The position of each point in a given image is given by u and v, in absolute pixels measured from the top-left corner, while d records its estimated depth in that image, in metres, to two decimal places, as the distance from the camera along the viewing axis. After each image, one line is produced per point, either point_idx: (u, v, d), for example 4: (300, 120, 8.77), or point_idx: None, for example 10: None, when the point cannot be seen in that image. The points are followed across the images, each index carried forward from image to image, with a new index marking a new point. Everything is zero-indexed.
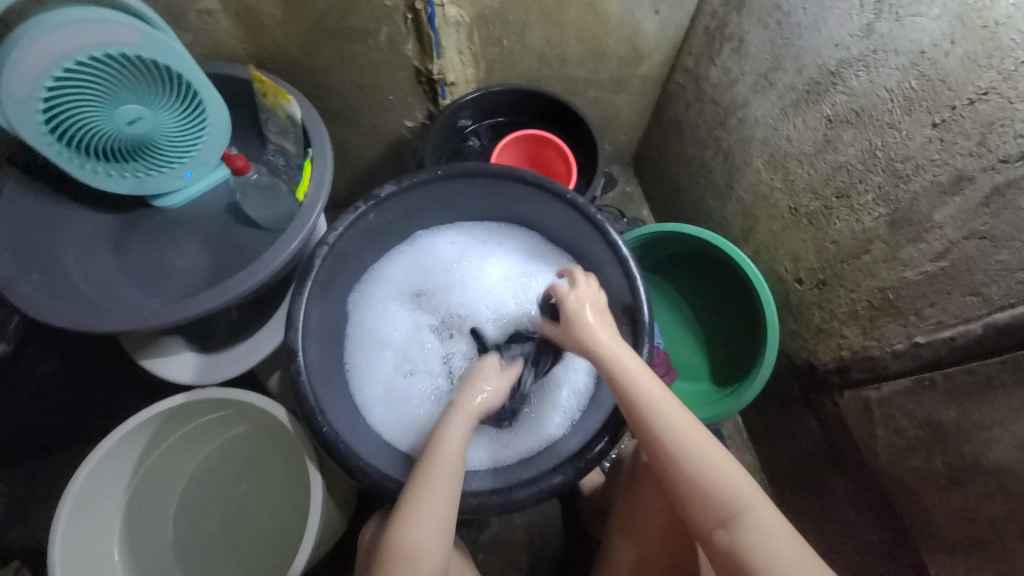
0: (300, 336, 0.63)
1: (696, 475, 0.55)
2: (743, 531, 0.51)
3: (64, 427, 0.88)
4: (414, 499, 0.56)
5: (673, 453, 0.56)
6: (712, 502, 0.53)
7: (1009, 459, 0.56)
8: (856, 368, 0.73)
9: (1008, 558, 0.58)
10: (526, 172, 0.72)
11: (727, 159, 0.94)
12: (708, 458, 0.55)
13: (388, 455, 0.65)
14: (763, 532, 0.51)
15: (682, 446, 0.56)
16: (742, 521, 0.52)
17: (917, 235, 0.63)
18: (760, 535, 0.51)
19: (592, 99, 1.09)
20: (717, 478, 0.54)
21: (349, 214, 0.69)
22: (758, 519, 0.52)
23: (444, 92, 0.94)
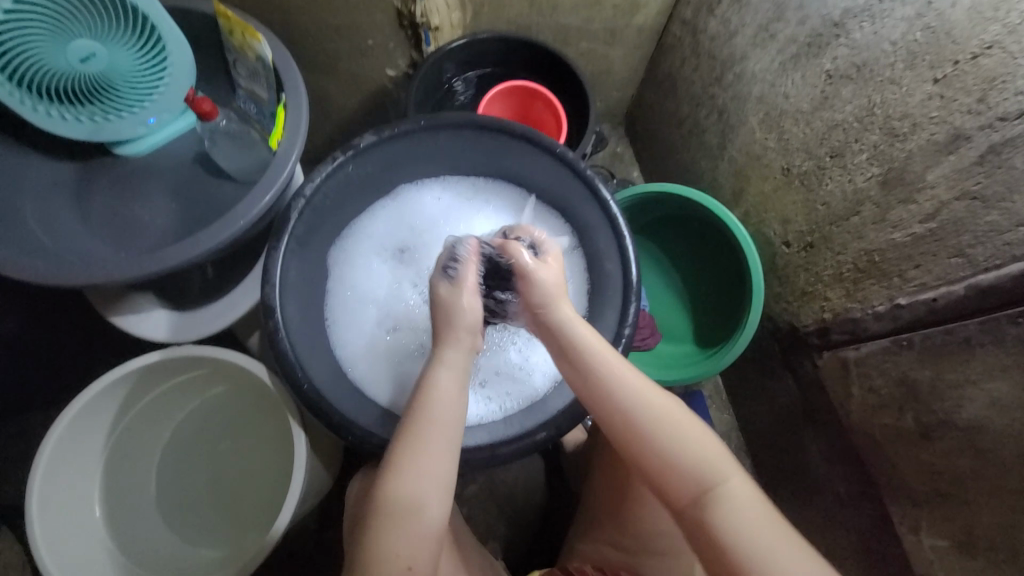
0: (277, 292, 0.61)
1: (666, 454, 0.54)
2: (715, 509, 0.51)
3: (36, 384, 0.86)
4: (403, 477, 0.51)
5: (640, 440, 0.55)
6: (685, 479, 0.53)
7: (980, 415, 0.58)
8: (836, 329, 0.74)
9: (969, 508, 0.61)
10: (515, 124, 0.69)
11: (721, 118, 0.91)
12: (695, 439, 0.54)
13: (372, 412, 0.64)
14: (742, 510, 0.50)
15: (654, 430, 0.54)
16: (715, 498, 0.51)
17: (909, 196, 0.62)
18: (735, 513, 0.50)
19: (585, 51, 1.03)
20: (697, 455, 0.53)
21: (326, 163, 0.66)
22: (734, 495, 0.51)
23: (428, 38, 0.88)
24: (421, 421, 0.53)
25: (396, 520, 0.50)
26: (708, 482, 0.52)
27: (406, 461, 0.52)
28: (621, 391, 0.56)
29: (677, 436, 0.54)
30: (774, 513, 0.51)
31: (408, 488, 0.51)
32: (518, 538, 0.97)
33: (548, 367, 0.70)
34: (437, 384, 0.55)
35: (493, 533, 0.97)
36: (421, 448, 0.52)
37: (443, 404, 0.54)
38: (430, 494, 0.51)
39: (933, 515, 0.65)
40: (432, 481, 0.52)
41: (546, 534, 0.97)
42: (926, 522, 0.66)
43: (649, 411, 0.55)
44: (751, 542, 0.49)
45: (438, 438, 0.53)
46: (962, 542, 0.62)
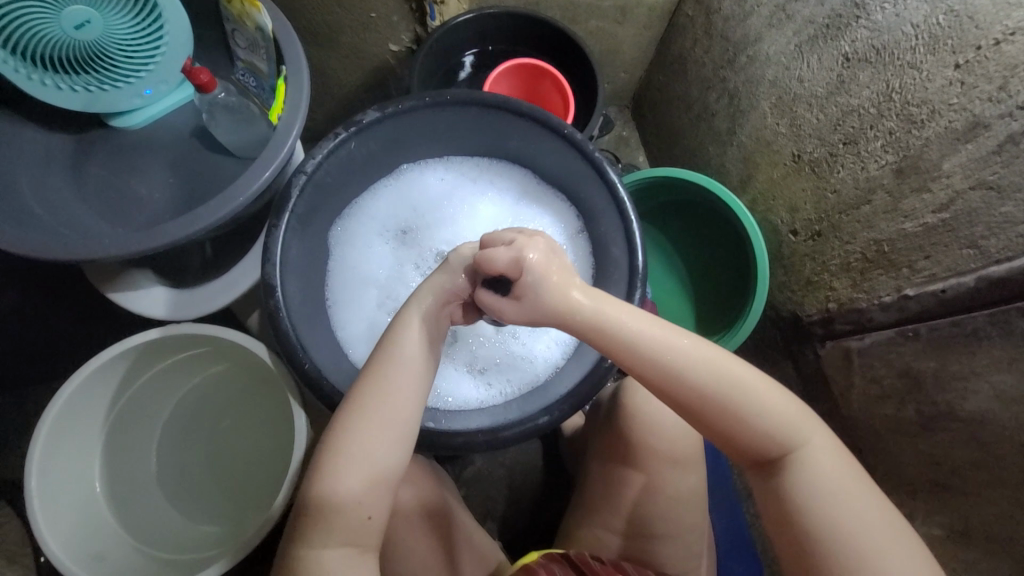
0: (278, 271, 0.60)
1: (745, 426, 0.48)
2: (797, 471, 0.48)
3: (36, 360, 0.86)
4: (358, 424, 0.49)
5: (713, 415, 0.48)
6: (763, 445, 0.49)
7: (983, 407, 0.58)
8: (840, 320, 0.73)
9: (966, 499, 0.62)
10: (522, 103, 0.67)
11: (732, 102, 0.89)
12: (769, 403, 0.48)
13: None
14: (822, 473, 0.47)
15: (727, 401, 0.48)
16: (796, 460, 0.48)
17: (923, 185, 0.61)
18: (820, 475, 0.47)
19: (594, 29, 1.00)
20: (773, 421, 0.48)
21: (328, 140, 0.64)
22: (817, 456, 0.48)
23: (433, 12, 0.85)
24: (383, 370, 0.51)
25: (349, 468, 0.48)
26: (788, 445, 0.48)
27: (363, 409, 0.49)
28: (692, 362, 0.48)
29: (757, 404, 0.48)
30: (855, 471, 0.48)
31: (363, 436, 0.49)
32: (515, 519, 0.98)
33: (550, 354, 0.70)
34: (404, 334, 0.52)
35: (491, 514, 0.98)
36: (378, 397, 0.50)
37: (407, 354, 0.52)
38: (384, 444, 0.49)
39: (930, 505, 0.66)
40: (387, 435, 0.49)
41: (544, 516, 0.98)
42: (923, 511, 0.67)
43: (723, 380, 0.48)
44: (841, 505, 0.46)
45: (398, 388, 0.50)
46: (959, 531, 0.63)
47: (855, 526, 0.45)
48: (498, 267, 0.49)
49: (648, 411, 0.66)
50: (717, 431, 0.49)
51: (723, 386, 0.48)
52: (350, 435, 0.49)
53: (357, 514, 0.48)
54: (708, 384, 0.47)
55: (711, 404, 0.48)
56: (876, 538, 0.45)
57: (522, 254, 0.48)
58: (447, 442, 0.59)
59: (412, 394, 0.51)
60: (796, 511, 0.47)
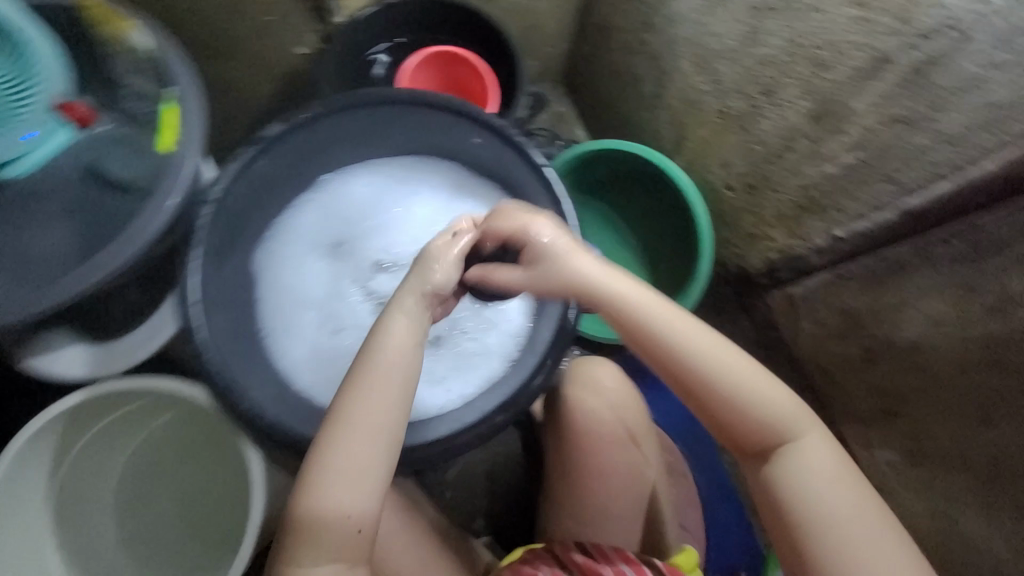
0: (197, 310, 0.56)
1: (735, 411, 0.51)
2: (785, 460, 0.50)
3: None
4: (342, 435, 0.47)
5: (708, 399, 0.51)
6: (754, 435, 0.51)
7: (919, 335, 0.60)
8: (784, 267, 0.73)
9: (915, 423, 0.64)
10: (434, 95, 0.65)
11: (655, 64, 0.88)
12: (767, 395, 0.51)
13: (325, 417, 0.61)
14: (811, 469, 0.49)
15: (719, 386, 0.51)
16: (786, 449, 0.51)
17: (838, 127, 0.62)
18: (811, 468, 0.49)
19: (510, 6, 0.97)
20: (767, 413, 0.51)
21: (234, 160, 0.60)
22: (808, 448, 0.50)
23: (334, 7, 0.83)
24: (366, 377, 0.49)
25: (333, 481, 0.47)
26: (782, 435, 0.51)
27: (345, 414, 0.48)
28: (695, 349, 0.51)
29: (754, 393, 0.50)
30: (846, 467, 0.50)
31: (347, 446, 0.47)
32: (501, 514, 0.98)
33: (504, 347, 0.69)
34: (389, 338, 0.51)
35: (477, 512, 0.97)
36: (361, 404, 0.48)
37: (389, 359, 0.50)
38: (368, 453, 0.47)
39: (885, 433, 0.68)
40: (370, 441, 0.48)
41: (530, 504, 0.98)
42: (878, 439, 0.69)
43: (724, 368, 0.50)
44: (826, 496, 0.48)
45: (381, 394, 0.49)
46: (913, 454, 0.66)
47: (838, 517, 0.47)
48: (505, 232, 0.56)
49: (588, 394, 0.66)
50: (709, 414, 0.51)
51: (724, 372, 0.50)
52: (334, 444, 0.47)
53: (344, 526, 0.47)
54: (707, 370, 0.50)
55: (706, 389, 0.50)
56: (856, 531, 0.47)
57: (532, 226, 0.56)
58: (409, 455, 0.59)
59: (394, 399, 0.49)
60: (781, 504, 0.50)
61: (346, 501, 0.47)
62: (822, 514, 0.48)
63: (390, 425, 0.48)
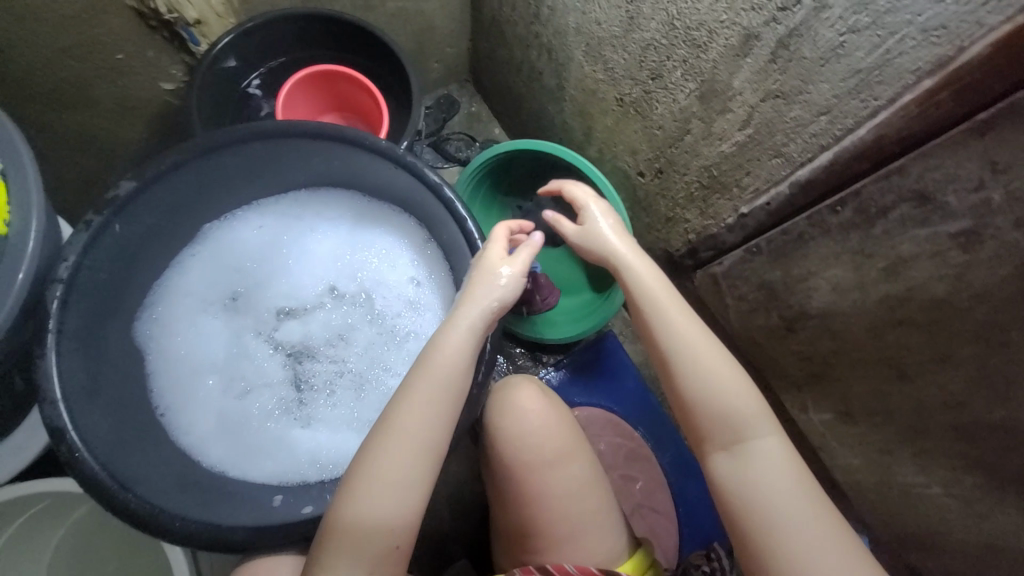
0: (63, 409, 0.48)
1: (708, 399, 0.51)
2: (749, 458, 0.49)
3: None
4: (393, 438, 0.49)
5: (683, 374, 0.52)
6: (721, 430, 0.51)
7: (827, 302, 0.61)
8: (703, 247, 0.74)
9: (840, 385, 0.66)
10: (309, 123, 0.58)
11: (551, 57, 0.86)
12: (734, 389, 0.51)
13: (252, 485, 0.57)
14: (770, 470, 0.49)
15: (686, 369, 0.52)
16: (751, 450, 0.50)
17: (724, 105, 0.60)
18: (771, 467, 0.49)
19: (395, 11, 0.92)
20: (731, 413, 0.51)
21: (74, 236, 0.51)
22: (771, 451, 0.49)
23: (193, 36, 0.74)
24: (424, 380, 0.51)
25: (374, 484, 0.48)
26: (746, 431, 0.50)
27: (395, 419, 0.50)
28: (676, 329, 0.54)
29: (725, 382, 0.51)
30: (805, 473, 0.49)
31: (392, 452, 0.49)
32: None
33: None
34: (443, 343, 0.52)
35: None
36: (416, 406, 0.50)
37: (446, 364, 0.51)
38: (415, 458, 0.49)
39: (816, 395, 0.70)
40: (412, 450, 0.49)
41: None
42: (811, 400, 0.72)
43: (704, 354, 0.53)
44: (784, 494, 0.47)
45: (431, 397, 0.51)
46: (843, 412, 0.68)
47: (791, 519, 0.46)
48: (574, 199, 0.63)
49: (508, 424, 0.63)
50: (684, 399, 0.52)
51: (703, 356, 0.53)
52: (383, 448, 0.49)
53: (379, 533, 0.47)
54: (691, 349, 0.53)
55: (684, 368, 0.52)
56: (810, 537, 0.46)
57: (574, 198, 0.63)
58: None
59: (446, 402, 0.51)
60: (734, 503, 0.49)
61: (392, 507, 0.48)
62: (771, 516, 0.47)
63: (436, 431, 0.50)
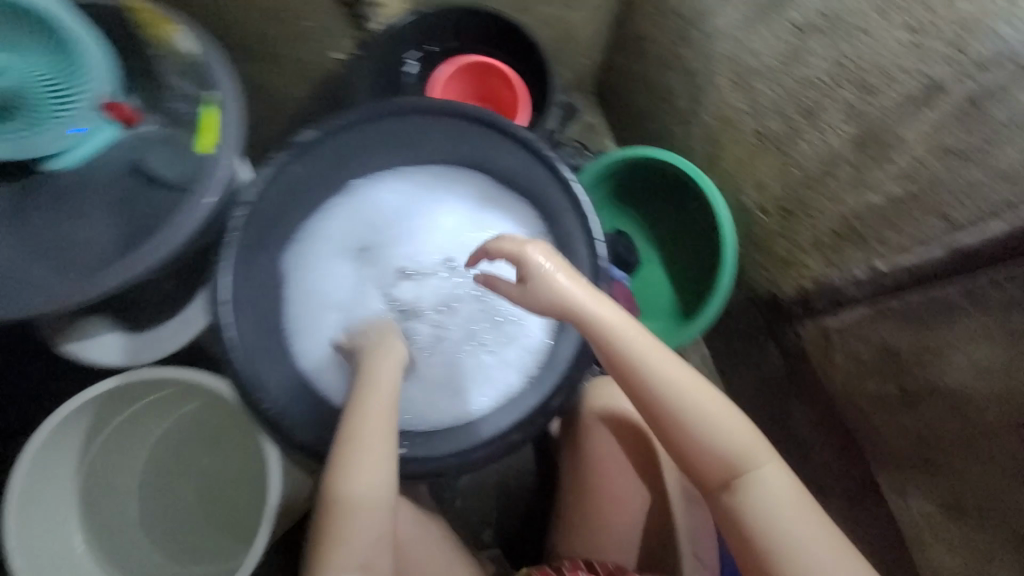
0: (228, 308, 0.59)
1: (697, 440, 0.51)
2: (748, 494, 0.50)
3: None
4: (342, 481, 0.51)
5: (669, 422, 0.52)
6: (715, 469, 0.51)
7: (963, 380, 0.57)
8: (819, 298, 0.69)
9: (953, 474, 0.61)
10: (466, 107, 0.65)
11: (690, 80, 0.84)
12: (722, 424, 0.51)
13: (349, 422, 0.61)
14: (772, 499, 0.49)
15: (677, 408, 0.52)
16: (749, 485, 0.50)
17: (882, 155, 0.61)
18: (770, 501, 0.49)
19: (546, 17, 0.96)
20: (725, 445, 0.51)
21: (266, 165, 0.62)
22: (768, 481, 0.50)
23: (371, 14, 0.81)
24: (354, 433, 0.52)
25: (344, 518, 0.50)
26: (738, 468, 0.51)
27: (355, 438, 0.52)
28: (657, 372, 0.52)
29: (713, 424, 0.51)
30: (805, 497, 0.50)
31: (354, 468, 0.51)
32: (509, 526, 0.97)
33: (522, 360, 0.68)
34: (371, 400, 0.54)
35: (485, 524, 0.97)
36: (363, 448, 0.52)
37: (377, 412, 0.53)
38: (373, 490, 0.51)
39: (920, 481, 0.65)
40: (370, 464, 0.51)
41: (539, 519, 0.97)
42: (911, 486, 0.66)
43: (685, 394, 0.52)
44: (790, 524, 0.48)
45: (377, 420, 0.53)
46: (949, 507, 0.62)
47: (804, 548, 0.47)
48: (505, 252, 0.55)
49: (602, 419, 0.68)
50: (674, 443, 0.52)
51: (687, 397, 0.52)
52: (338, 488, 0.51)
53: (354, 558, 0.50)
54: (669, 394, 0.52)
55: (668, 413, 0.52)
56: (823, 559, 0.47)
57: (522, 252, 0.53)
58: (420, 469, 0.58)
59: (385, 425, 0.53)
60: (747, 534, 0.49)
61: (362, 518, 0.50)
62: (781, 544, 0.48)
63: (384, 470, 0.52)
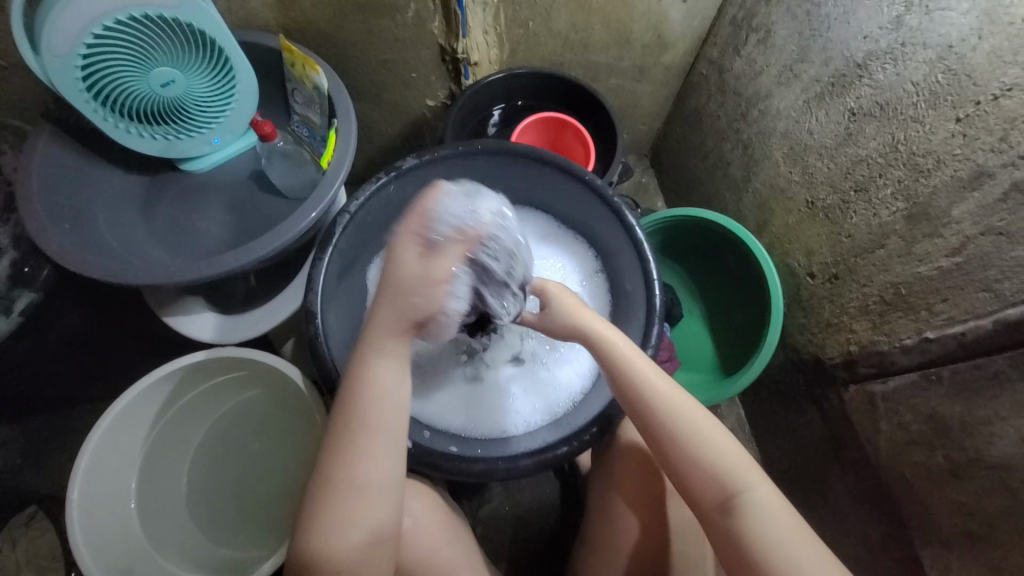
0: (319, 299, 0.66)
1: (692, 458, 0.53)
2: (743, 517, 0.50)
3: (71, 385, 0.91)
4: (351, 458, 0.50)
5: (664, 438, 0.54)
6: (711, 488, 0.52)
7: (1011, 453, 0.57)
8: (863, 362, 0.73)
9: (1000, 555, 0.59)
10: (546, 152, 0.73)
11: (746, 151, 0.93)
12: (716, 448, 0.53)
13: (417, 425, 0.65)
14: (770, 525, 0.49)
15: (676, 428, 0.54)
16: (744, 507, 0.50)
17: (934, 230, 0.63)
18: (766, 524, 0.49)
19: (614, 86, 1.07)
20: (720, 468, 0.52)
21: (371, 183, 0.71)
22: (763, 504, 0.50)
23: (467, 72, 0.92)
24: (363, 416, 0.51)
25: (351, 496, 0.50)
26: (732, 488, 0.51)
27: (361, 420, 0.51)
28: (651, 389, 0.56)
29: (705, 442, 0.53)
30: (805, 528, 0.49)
31: (364, 448, 0.51)
32: (528, 560, 0.96)
33: (570, 384, 0.71)
34: (374, 381, 0.51)
35: (504, 555, 0.96)
36: (371, 430, 0.51)
37: (378, 395, 0.51)
38: (383, 471, 0.51)
39: (966, 561, 0.63)
40: (379, 445, 0.51)
41: (559, 558, 0.96)
42: (958, 566, 0.64)
43: (677, 410, 0.55)
44: (787, 550, 0.48)
45: (383, 406, 0.51)
46: None
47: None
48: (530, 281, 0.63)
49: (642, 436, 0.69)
50: (670, 460, 0.54)
51: (679, 415, 0.54)
52: (348, 466, 0.50)
53: (362, 529, 0.51)
54: (663, 410, 0.54)
55: (663, 429, 0.54)
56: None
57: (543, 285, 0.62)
58: (469, 467, 0.60)
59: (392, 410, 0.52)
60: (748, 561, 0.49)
61: (376, 492, 0.51)
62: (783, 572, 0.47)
63: (394, 450, 0.52)
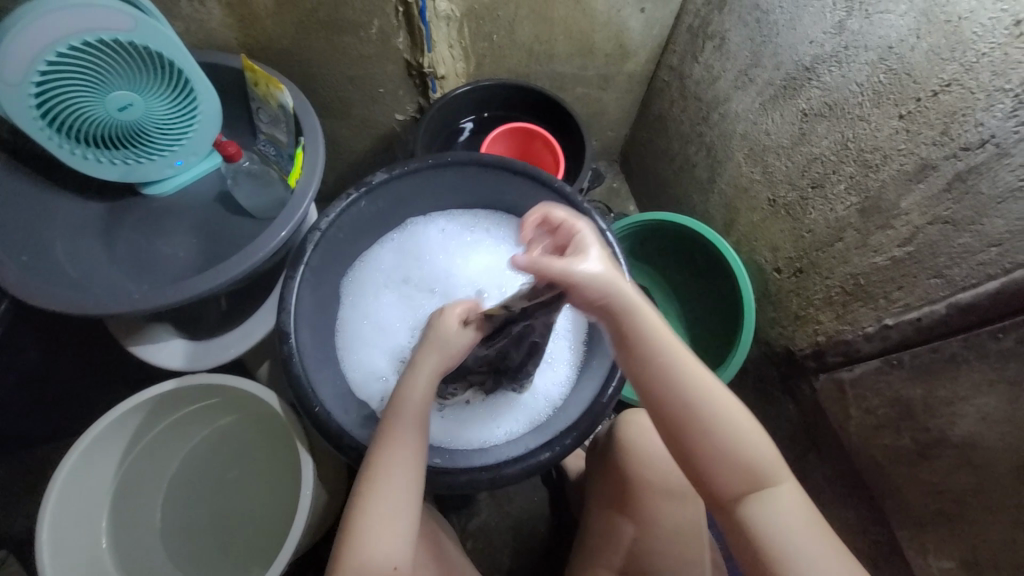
0: (292, 319, 0.64)
1: (718, 452, 0.50)
2: (761, 508, 0.50)
3: (34, 424, 0.87)
4: (388, 465, 0.52)
5: (693, 434, 0.50)
6: (733, 481, 0.50)
7: (972, 430, 0.59)
8: (830, 352, 0.76)
9: (973, 529, 0.61)
10: (515, 162, 0.74)
11: (710, 154, 0.96)
12: (747, 438, 0.50)
13: None
14: (784, 515, 0.49)
15: (704, 414, 0.50)
16: (762, 496, 0.50)
17: (886, 222, 0.67)
18: (783, 515, 0.49)
19: (581, 96, 1.09)
20: (746, 458, 0.50)
21: (341, 201, 0.70)
22: (781, 497, 0.50)
23: (434, 86, 0.93)
24: (391, 424, 0.54)
25: (385, 495, 0.52)
26: (756, 481, 0.50)
27: (397, 429, 0.54)
28: (687, 379, 0.51)
29: (737, 432, 0.50)
30: (815, 518, 0.50)
31: (401, 451, 0.53)
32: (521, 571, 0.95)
33: (549, 393, 0.71)
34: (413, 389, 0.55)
35: (497, 568, 0.95)
36: (405, 435, 0.54)
37: (418, 400, 0.55)
38: (413, 471, 0.53)
39: (939, 537, 0.65)
40: (415, 447, 0.54)
41: (550, 567, 0.95)
42: (933, 543, 0.66)
43: (712, 401, 0.51)
44: (799, 538, 0.49)
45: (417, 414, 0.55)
46: (969, 564, 0.62)
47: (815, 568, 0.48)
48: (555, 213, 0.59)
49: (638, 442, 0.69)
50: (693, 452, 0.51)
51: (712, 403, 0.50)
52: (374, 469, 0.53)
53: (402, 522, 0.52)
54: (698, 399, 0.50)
55: (695, 420, 0.50)
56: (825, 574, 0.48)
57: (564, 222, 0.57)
58: (454, 481, 0.60)
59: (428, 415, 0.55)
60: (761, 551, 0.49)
61: (410, 485, 0.53)
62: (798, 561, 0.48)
63: (418, 445, 0.54)
